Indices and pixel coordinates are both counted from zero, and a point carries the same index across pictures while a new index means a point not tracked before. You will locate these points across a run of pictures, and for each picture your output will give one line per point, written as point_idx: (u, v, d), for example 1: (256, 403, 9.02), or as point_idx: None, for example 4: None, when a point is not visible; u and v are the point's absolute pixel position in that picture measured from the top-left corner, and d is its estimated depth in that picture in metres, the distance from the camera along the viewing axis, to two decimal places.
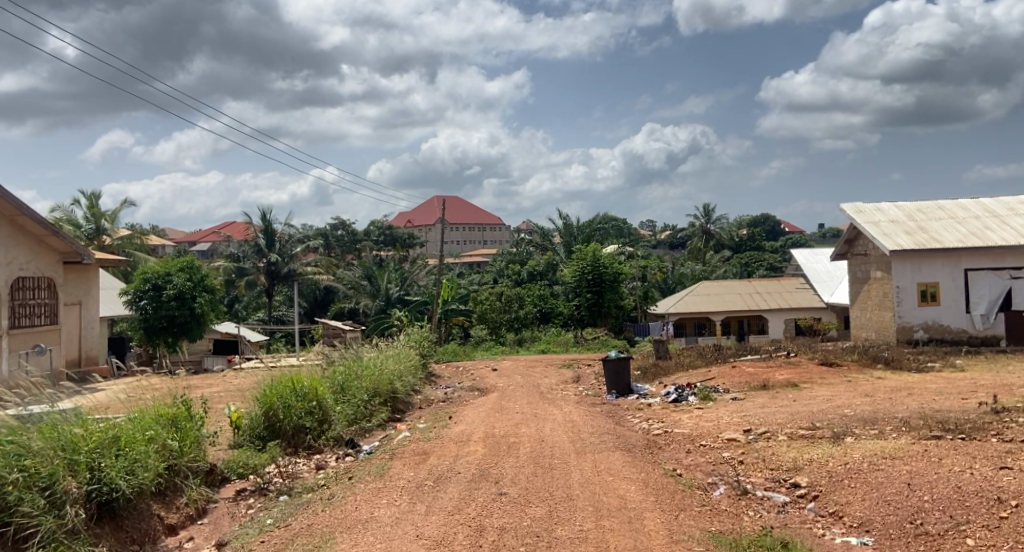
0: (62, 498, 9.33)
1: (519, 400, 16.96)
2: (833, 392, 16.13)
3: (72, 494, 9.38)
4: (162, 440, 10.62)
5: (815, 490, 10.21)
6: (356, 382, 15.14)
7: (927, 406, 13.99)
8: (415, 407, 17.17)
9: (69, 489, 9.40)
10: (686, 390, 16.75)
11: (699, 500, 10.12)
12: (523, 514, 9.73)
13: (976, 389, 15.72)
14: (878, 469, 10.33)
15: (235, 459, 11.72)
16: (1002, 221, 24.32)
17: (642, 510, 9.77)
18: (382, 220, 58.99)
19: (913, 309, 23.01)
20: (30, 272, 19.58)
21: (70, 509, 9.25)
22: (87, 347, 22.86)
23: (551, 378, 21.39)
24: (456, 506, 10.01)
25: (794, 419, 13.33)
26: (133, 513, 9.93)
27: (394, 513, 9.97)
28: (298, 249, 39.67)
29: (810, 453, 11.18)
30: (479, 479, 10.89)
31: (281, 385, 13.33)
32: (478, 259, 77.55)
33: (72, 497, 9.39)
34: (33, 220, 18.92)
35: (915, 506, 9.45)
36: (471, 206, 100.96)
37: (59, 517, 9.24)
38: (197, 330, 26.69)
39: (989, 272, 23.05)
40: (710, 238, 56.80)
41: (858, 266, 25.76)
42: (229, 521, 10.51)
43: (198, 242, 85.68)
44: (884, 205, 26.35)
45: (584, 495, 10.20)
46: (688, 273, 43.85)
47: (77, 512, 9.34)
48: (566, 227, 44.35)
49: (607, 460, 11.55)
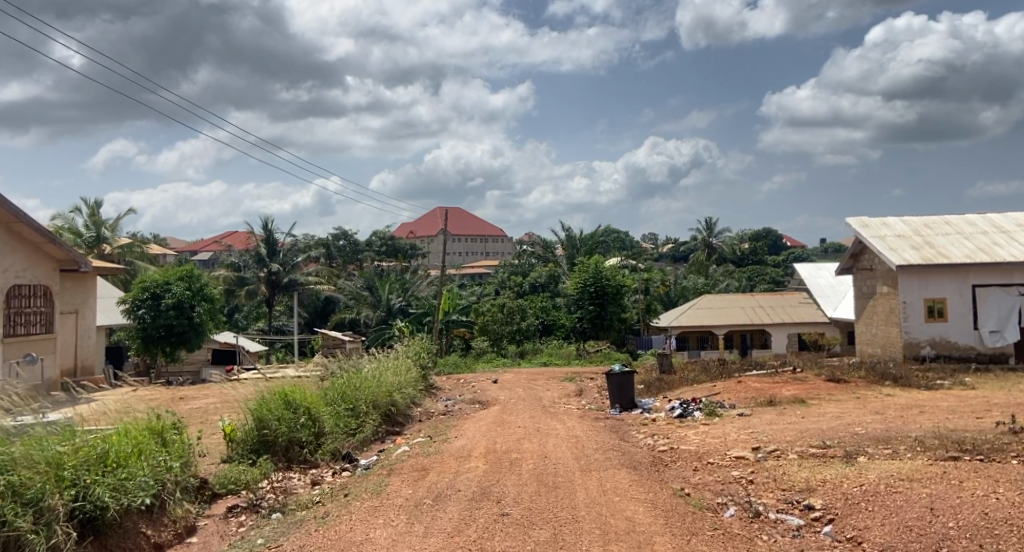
0: (47, 516, 8.97)
1: (521, 414, 16.59)
2: (842, 409, 15.74)
3: (58, 512, 9.03)
4: (151, 455, 10.25)
5: (830, 514, 9.80)
6: (352, 396, 14.71)
7: (941, 425, 13.59)
8: (415, 420, 16.78)
9: (56, 508, 9.03)
10: (691, 406, 16.35)
11: (710, 524, 9.70)
12: (526, 538, 9.32)
13: (990, 408, 15.30)
14: (895, 492, 9.94)
15: (226, 475, 11.31)
16: (1010, 237, 23.91)
17: (652, 534, 9.37)
18: (385, 230, 58.62)
19: (919, 325, 22.60)
20: (26, 280, 19.24)
21: (57, 527, 8.90)
22: (84, 356, 22.47)
23: (553, 391, 21.02)
24: (456, 528, 9.60)
25: (804, 437, 12.93)
26: (120, 532, 9.50)
27: (391, 534, 9.55)
28: (299, 259, 39.36)
29: (824, 474, 10.76)
30: (480, 498, 10.48)
31: (275, 396, 12.97)
32: (481, 271, 77.43)
33: (58, 516, 9.02)
34: (31, 228, 18.62)
35: (941, 533, 9.08)
36: (473, 217, 100.93)
37: (46, 536, 8.88)
38: (195, 340, 26.24)
39: (998, 289, 22.67)
40: (713, 252, 57.32)
41: (864, 281, 25.37)
42: (218, 540, 10.07)
43: (201, 252, 85.51)
44: (891, 219, 25.94)
45: (590, 517, 9.79)
46: (691, 286, 43.54)
47: (64, 531, 8.96)
48: (569, 239, 44.09)
49: (612, 478, 11.13)
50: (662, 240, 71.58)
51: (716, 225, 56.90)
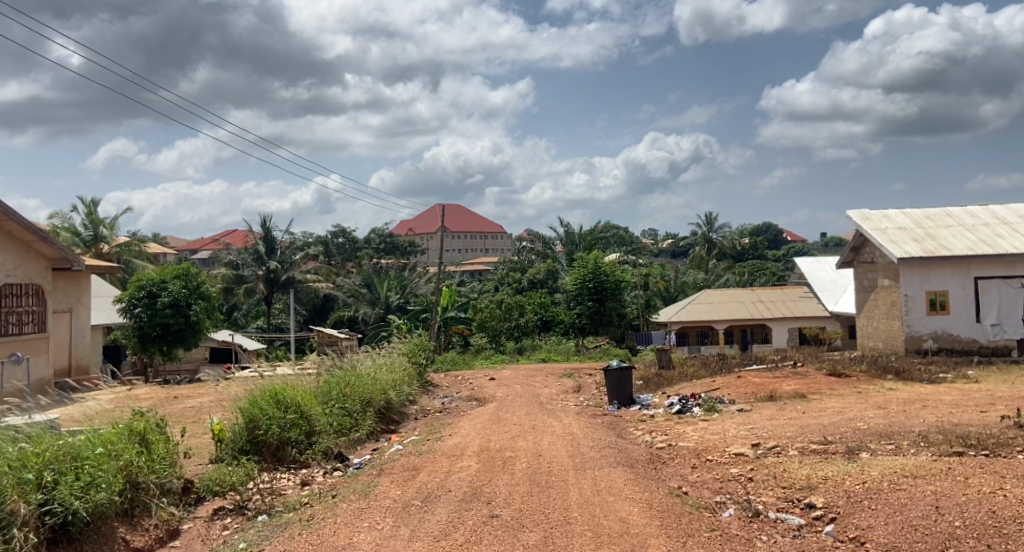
0: (7, 520, 8.64)
1: (517, 411, 16.31)
2: (843, 404, 15.42)
3: (20, 515, 8.69)
4: (127, 456, 9.88)
5: (832, 512, 9.50)
6: (342, 395, 14.41)
7: (944, 419, 13.30)
8: (409, 418, 16.46)
9: (17, 510, 8.70)
10: (690, 401, 16.04)
11: (708, 525, 9.38)
12: (515, 542, 9.02)
13: (995, 403, 14.96)
14: (899, 489, 9.65)
15: (212, 476, 10.97)
16: (1012, 229, 23.55)
17: (646, 536, 9.07)
18: (383, 227, 58.32)
19: (921, 319, 22.30)
20: (16, 279, 18.93)
21: (16, 533, 8.57)
22: (78, 355, 22.15)
23: (551, 389, 20.64)
24: (443, 531, 9.31)
25: (805, 432, 12.62)
26: (94, 538, 9.19)
27: (374, 539, 9.25)
28: (297, 257, 39.00)
29: (825, 471, 10.45)
30: (470, 499, 10.19)
31: (266, 395, 12.67)
32: (479, 268, 77.10)
33: (19, 519, 8.69)
34: (22, 226, 18.33)
35: (946, 533, 8.79)
36: (472, 213, 100.62)
37: (4, 540, 8.55)
38: (192, 338, 25.94)
39: (1000, 281, 22.33)
40: (713, 248, 56.65)
41: (864, 274, 25.05)
42: (200, 545, 9.73)
43: (200, 251, 85.46)
44: (892, 211, 25.56)
45: (583, 519, 9.49)
46: (690, 281, 43.12)
47: (25, 535, 8.65)
48: (568, 235, 43.74)
49: (608, 477, 10.86)
50: (661, 237, 70.90)
51: (716, 219, 56.40)
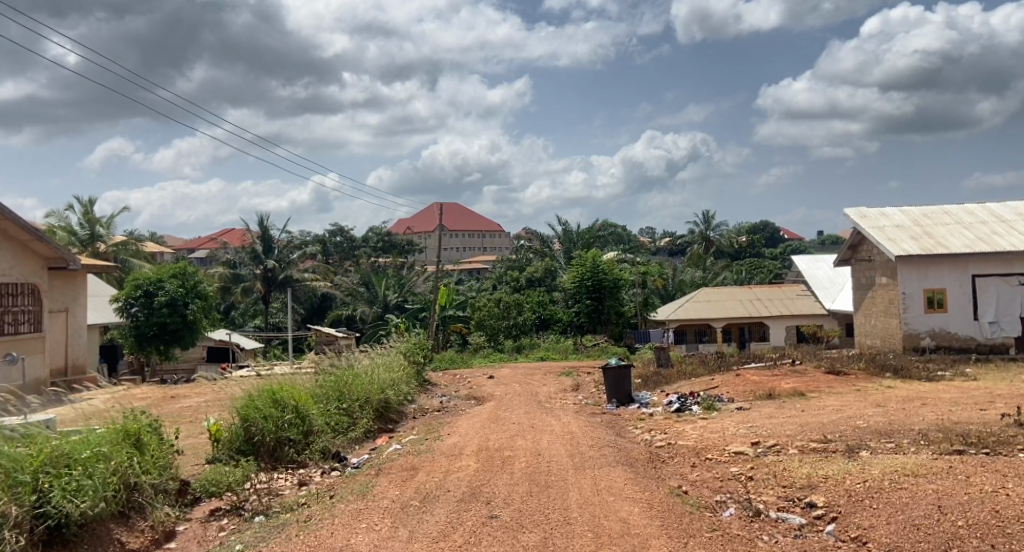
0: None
1: (516, 410, 16.26)
2: (842, 402, 15.37)
3: (12, 517, 8.62)
4: (120, 457, 9.78)
5: (833, 512, 9.44)
6: (339, 394, 14.34)
7: (943, 417, 13.25)
8: (407, 417, 16.39)
9: (8, 511, 8.63)
10: (689, 399, 16.00)
11: (709, 525, 9.33)
12: (514, 543, 8.96)
13: (994, 400, 14.90)
14: (900, 488, 9.60)
15: (209, 477, 10.91)
16: (1010, 226, 23.51)
17: (646, 537, 9.01)
18: (381, 226, 58.24)
19: (919, 317, 22.27)
20: (12, 278, 18.84)
21: (8, 534, 8.50)
22: (75, 355, 22.07)
23: (549, 387, 20.59)
24: (442, 532, 9.25)
25: (804, 430, 12.57)
26: (88, 540, 9.11)
27: (372, 540, 9.20)
28: (295, 256, 38.91)
29: (826, 470, 10.39)
30: (469, 499, 10.13)
31: (262, 394, 12.59)
32: (477, 266, 77.02)
33: (11, 520, 8.62)
34: (17, 225, 18.24)
35: (949, 532, 8.73)
36: (470, 212, 100.60)
37: None
38: (189, 337, 25.86)
39: (998, 279, 22.29)
40: (710, 246, 56.52)
41: (862, 272, 25.01)
42: (196, 546, 9.65)
43: (198, 251, 85.33)
44: (890, 209, 25.52)
45: (583, 519, 9.43)
46: (688, 280, 43.03)
47: (15, 537, 8.58)
48: (566, 233, 43.72)
49: (608, 477, 10.81)
50: (658, 235, 70.83)
51: (713, 218, 56.30)
